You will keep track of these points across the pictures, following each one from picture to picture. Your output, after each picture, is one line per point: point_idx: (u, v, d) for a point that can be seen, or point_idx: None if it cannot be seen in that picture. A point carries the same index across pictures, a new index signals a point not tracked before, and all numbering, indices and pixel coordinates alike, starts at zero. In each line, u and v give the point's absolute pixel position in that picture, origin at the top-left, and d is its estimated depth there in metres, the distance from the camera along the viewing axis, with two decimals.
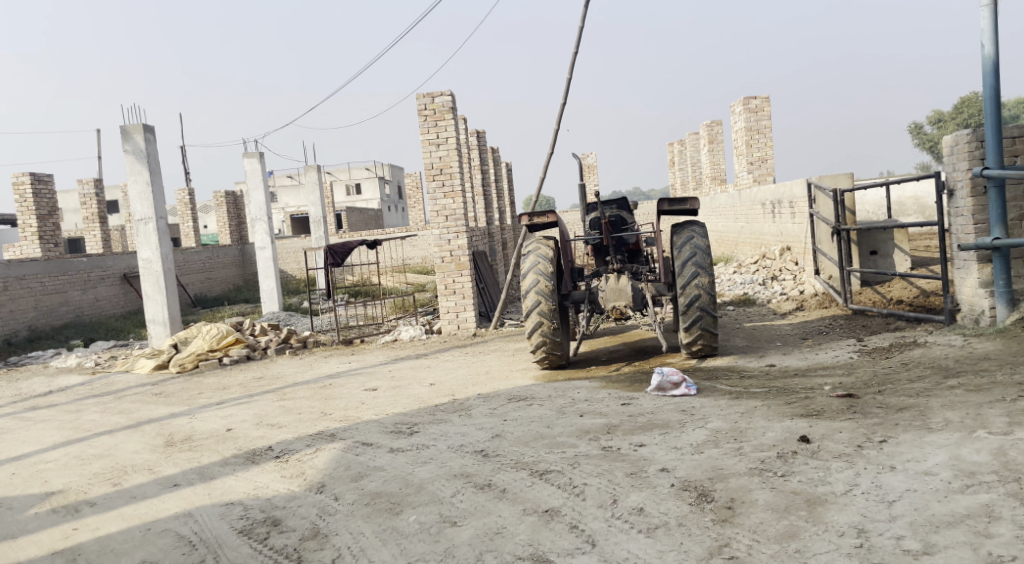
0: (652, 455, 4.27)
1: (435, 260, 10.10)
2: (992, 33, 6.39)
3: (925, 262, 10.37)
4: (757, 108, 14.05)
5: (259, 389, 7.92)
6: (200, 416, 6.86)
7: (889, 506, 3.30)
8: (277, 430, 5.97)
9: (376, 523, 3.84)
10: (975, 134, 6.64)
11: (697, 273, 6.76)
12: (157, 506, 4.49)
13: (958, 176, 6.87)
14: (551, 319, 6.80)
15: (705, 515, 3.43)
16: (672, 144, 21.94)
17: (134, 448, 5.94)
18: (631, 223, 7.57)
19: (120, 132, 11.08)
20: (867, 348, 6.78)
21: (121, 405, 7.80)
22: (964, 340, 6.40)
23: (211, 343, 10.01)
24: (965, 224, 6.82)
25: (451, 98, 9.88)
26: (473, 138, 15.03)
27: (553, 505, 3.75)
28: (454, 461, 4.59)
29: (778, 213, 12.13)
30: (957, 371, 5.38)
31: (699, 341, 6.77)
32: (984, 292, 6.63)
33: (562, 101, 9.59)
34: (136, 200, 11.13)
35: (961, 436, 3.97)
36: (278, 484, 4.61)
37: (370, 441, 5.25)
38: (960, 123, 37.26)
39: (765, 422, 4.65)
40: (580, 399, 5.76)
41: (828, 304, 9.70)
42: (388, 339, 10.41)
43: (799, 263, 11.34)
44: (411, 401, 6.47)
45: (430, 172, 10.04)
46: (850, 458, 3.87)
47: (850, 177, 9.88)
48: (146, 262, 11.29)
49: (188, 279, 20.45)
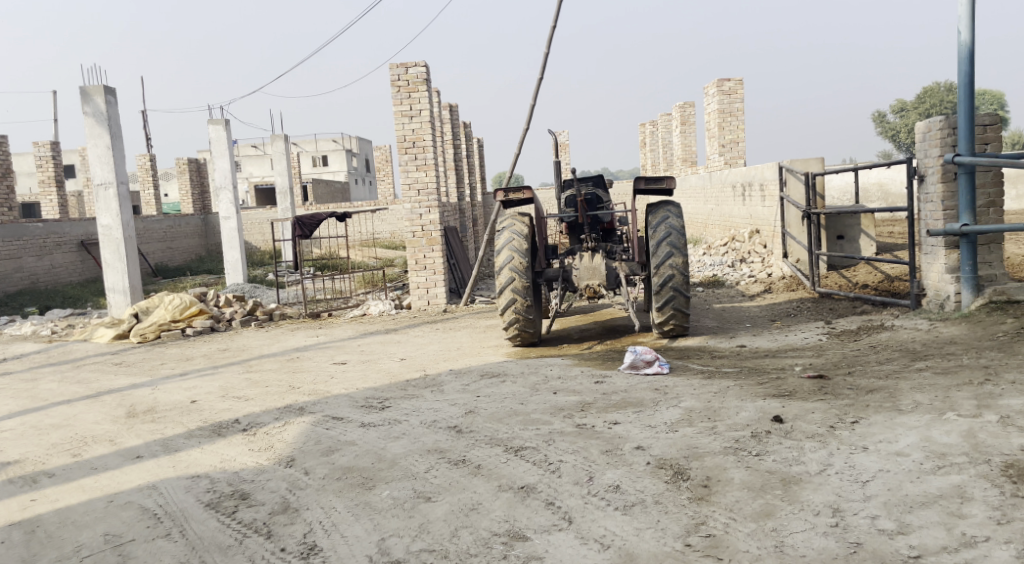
0: (627, 433, 4.26)
1: (406, 235, 9.98)
2: (969, 20, 6.44)
3: (890, 248, 10.54)
4: (731, 91, 14.08)
5: (224, 361, 7.77)
6: (164, 387, 6.70)
7: (863, 486, 3.33)
8: (243, 403, 5.85)
9: (348, 497, 3.77)
10: (947, 121, 6.72)
11: (671, 253, 6.75)
12: (119, 478, 4.36)
13: (930, 163, 6.96)
14: (524, 297, 6.75)
15: (682, 493, 3.43)
16: (644, 124, 21.95)
17: (94, 418, 5.77)
18: (606, 202, 7.55)
19: (79, 93, 10.71)
20: (836, 331, 6.85)
21: (80, 375, 7.59)
22: (930, 324, 6.51)
23: (173, 314, 9.80)
24: (934, 210, 6.92)
25: (426, 69, 9.70)
26: (446, 111, 14.83)
27: (528, 481, 3.72)
28: (427, 436, 4.53)
29: (748, 196, 12.21)
30: (924, 354, 5.46)
31: (671, 321, 6.78)
32: (950, 278, 6.73)
33: (538, 75, 9.48)
34: (96, 164, 10.78)
35: (931, 418, 4.02)
36: (246, 457, 4.51)
37: (339, 416, 5.17)
38: (923, 112, 37.93)
39: (739, 402, 4.67)
40: (553, 377, 5.74)
41: (795, 287, 9.82)
42: (356, 314, 10.30)
43: (767, 246, 11.44)
44: (381, 376, 6.39)
45: (402, 144, 9.87)
46: (823, 438, 3.90)
47: (821, 162, 9.95)
48: (106, 229, 10.97)
49: (149, 248, 19.99)
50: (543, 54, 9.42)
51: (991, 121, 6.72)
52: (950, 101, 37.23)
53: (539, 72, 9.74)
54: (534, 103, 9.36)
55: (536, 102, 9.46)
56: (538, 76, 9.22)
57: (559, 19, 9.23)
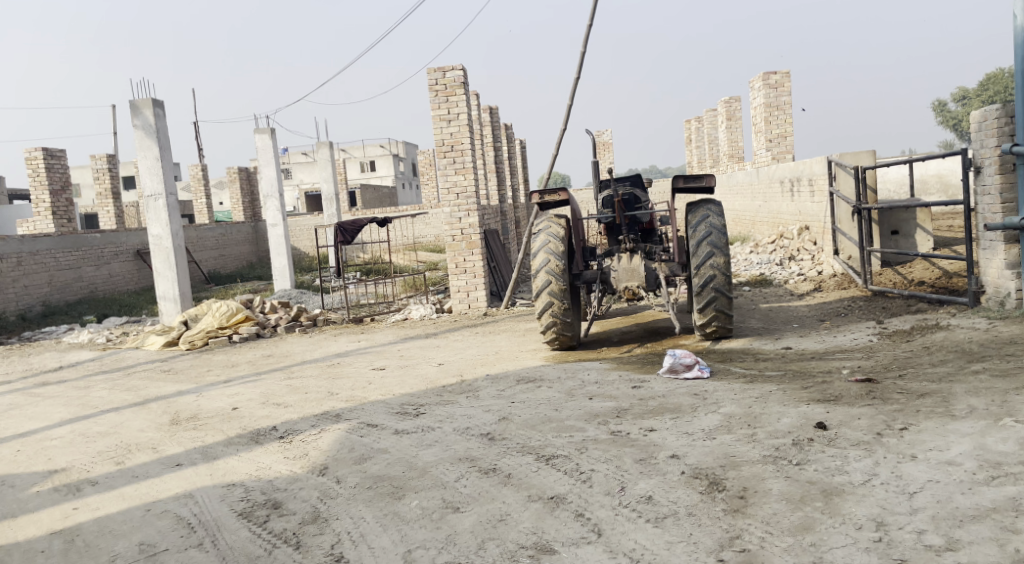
0: (663, 441, 4.14)
1: (446, 238, 9.97)
2: None
3: (947, 242, 10.12)
4: (777, 84, 13.74)
5: (267, 367, 7.86)
6: (207, 394, 6.80)
7: (910, 498, 3.15)
8: (282, 410, 5.89)
9: (377, 507, 3.74)
10: (1004, 109, 6.40)
11: (712, 253, 6.57)
12: (158, 487, 4.41)
13: (987, 154, 6.64)
14: (561, 300, 6.66)
15: (717, 505, 3.30)
16: (689, 121, 21.62)
17: (139, 426, 5.88)
18: (645, 201, 7.40)
19: (129, 107, 11.00)
20: (888, 331, 6.59)
21: (130, 382, 7.77)
22: (988, 323, 6.20)
23: (220, 321, 9.99)
24: (992, 203, 6.60)
25: (463, 73, 9.69)
26: (486, 114, 14.81)
27: (559, 492, 3.64)
28: (459, 444, 4.48)
29: (796, 192, 11.88)
30: (982, 356, 5.19)
31: (713, 322, 6.60)
32: (1011, 274, 6.41)
33: (575, 75, 9.36)
34: (146, 175, 11.06)
35: (986, 425, 3.80)
36: (280, 465, 4.52)
37: (374, 423, 5.16)
38: (985, 100, 36.49)
39: (781, 407, 4.50)
40: (590, 381, 5.63)
41: (847, 285, 9.49)
42: (398, 318, 10.34)
43: (817, 243, 11.11)
44: (419, 381, 6.37)
45: (441, 148, 9.88)
46: (869, 446, 3.72)
47: (872, 155, 9.60)
48: (157, 238, 11.25)
49: (202, 256, 20.47)
50: (580, 53, 9.31)
51: None
52: (1014, 88, 35.75)
53: (576, 71, 9.61)
54: (571, 103, 9.26)
55: (574, 102, 9.36)
56: (575, 76, 9.12)
57: (596, 17, 9.12)
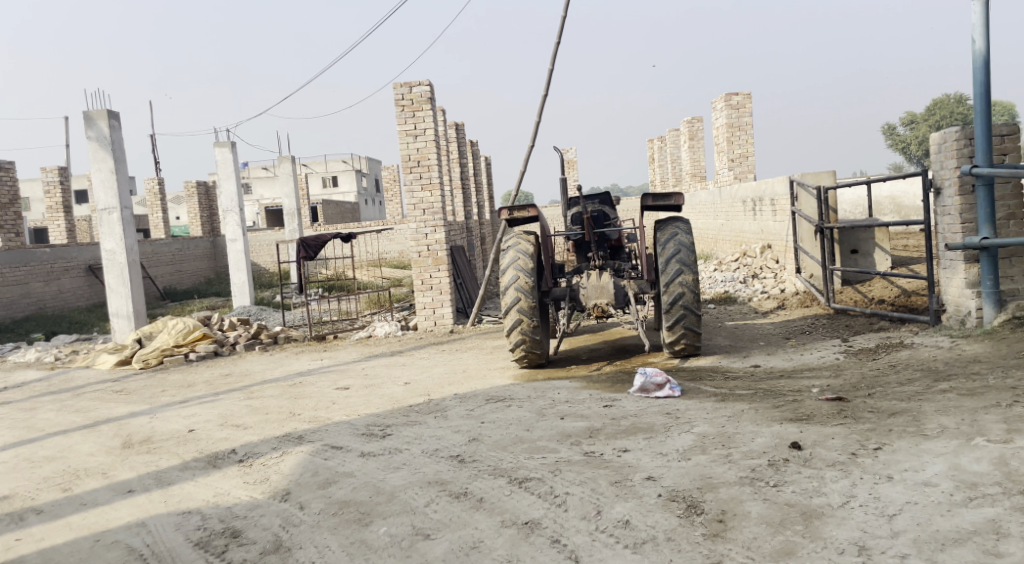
0: (637, 462, 4.06)
1: (411, 255, 9.83)
2: (983, 28, 6.26)
3: (905, 261, 10.30)
4: (739, 105, 13.91)
5: (225, 387, 7.60)
6: (162, 415, 6.54)
7: (890, 521, 3.12)
8: (241, 432, 5.68)
9: (344, 535, 3.59)
10: (963, 132, 6.51)
11: (681, 271, 6.56)
12: (109, 515, 4.19)
13: (946, 175, 6.75)
14: (530, 317, 6.57)
15: (696, 529, 3.23)
16: (652, 140, 21.83)
17: (89, 450, 5.62)
18: (614, 219, 7.40)
19: (83, 118, 10.68)
20: (854, 349, 6.63)
21: (79, 403, 7.45)
22: (951, 341, 6.27)
23: (176, 339, 9.67)
24: (952, 223, 6.70)
25: (430, 88, 9.61)
26: (452, 130, 14.73)
27: (533, 516, 3.53)
28: (428, 467, 4.34)
29: (759, 211, 12.01)
30: (948, 374, 5.22)
31: (682, 340, 6.57)
32: (971, 293, 6.50)
33: (543, 92, 9.35)
34: (100, 188, 10.73)
35: (959, 444, 3.80)
36: (240, 490, 4.33)
37: (339, 445, 4.99)
38: (933, 124, 37.63)
39: (754, 427, 4.46)
40: (561, 401, 5.54)
41: (810, 303, 9.59)
42: (362, 336, 10.15)
43: (780, 261, 11.22)
44: (384, 401, 6.20)
45: (407, 164, 9.76)
46: (845, 466, 3.69)
47: (833, 175, 9.74)
48: (110, 253, 10.90)
49: (157, 272, 19.95)
50: (547, 70, 9.29)
51: (1010, 131, 6.49)
52: (960, 112, 36.96)
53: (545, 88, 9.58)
54: (539, 120, 9.24)
55: (542, 119, 9.34)
56: (542, 93, 9.11)
57: (564, 34, 9.13)
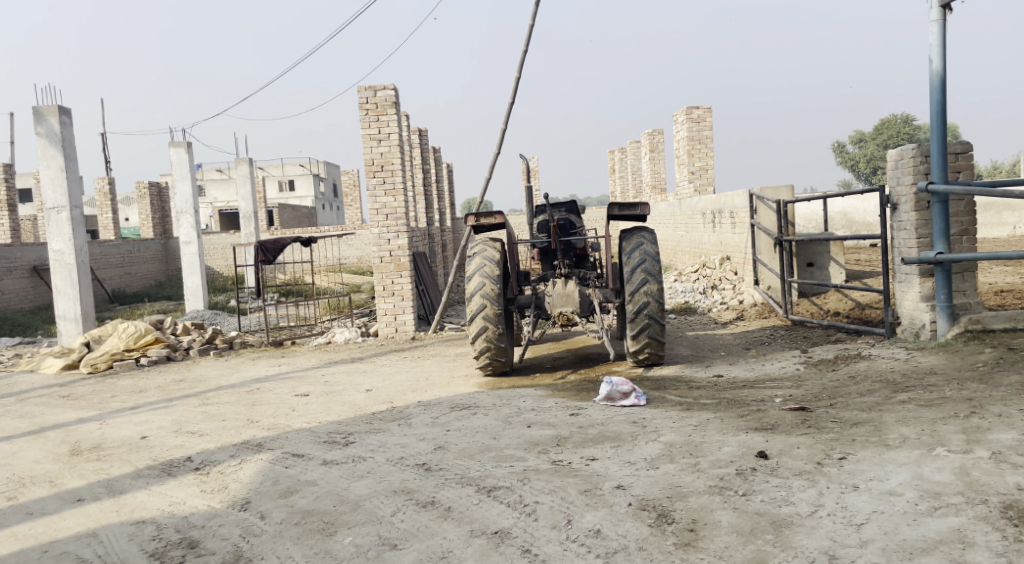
0: (606, 471, 4.04)
1: (373, 260, 9.71)
2: (940, 48, 6.43)
3: (859, 275, 10.54)
4: (700, 118, 14.10)
5: (179, 393, 7.39)
6: (112, 421, 6.32)
7: (859, 530, 3.14)
8: (197, 439, 5.51)
9: (307, 545, 3.49)
10: (920, 149, 6.68)
11: (646, 280, 6.59)
12: (56, 525, 4.00)
13: (903, 191, 6.91)
14: (496, 324, 6.53)
15: (668, 539, 3.22)
16: (613, 151, 22.02)
17: (35, 457, 5.38)
18: (579, 227, 7.44)
19: (32, 113, 10.33)
20: (813, 360, 6.73)
21: (23, 408, 7.16)
22: (907, 353, 6.41)
23: (126, 343, 9.36)
24: (908, 238, 6.86)
25: (395, 92, 9.54)
26: (415, 135, 14.63)
27: (503, 526, 3.48)
28: (394, 475, 4.26)
29: (718, 223, 12.18)
30: (906, 385, 5.33)
31: (646, 349, 6.59)
32: (926, 306, 6.65)
33: (508, 100, 9.35)
34: (49, 186, 10.38)
35: (921, 454, 3.87)
36: (197, 499, 4.18)
37: (300, 452, 4.87)
38: (881, 143, 38.79)
39: (720, 436, 4.48)
40: (526, 409, 5.50)
41: (768, 314, 9.73)
42: (321, 342, 9.99)
43: (738, 273, 11.38)
44: (346, 408, 6.08)
45: (370, 168, 9.66)
46: (811, 476, 3.71)
47: (791, 189, 9.92)
48: (58, 253, 10.52)
49: (105, 274, 19.37)
50: (513, 78, 9.29)
51: (963, 149, 6.68)
52: (907, 132, 38.16)
53: (511, 96, 9.57)
54: (504, 127, 9.23)
55: (507, 127, 9.33)
56: (508, 100, 9.11)
57: (530, 43, 9.14)
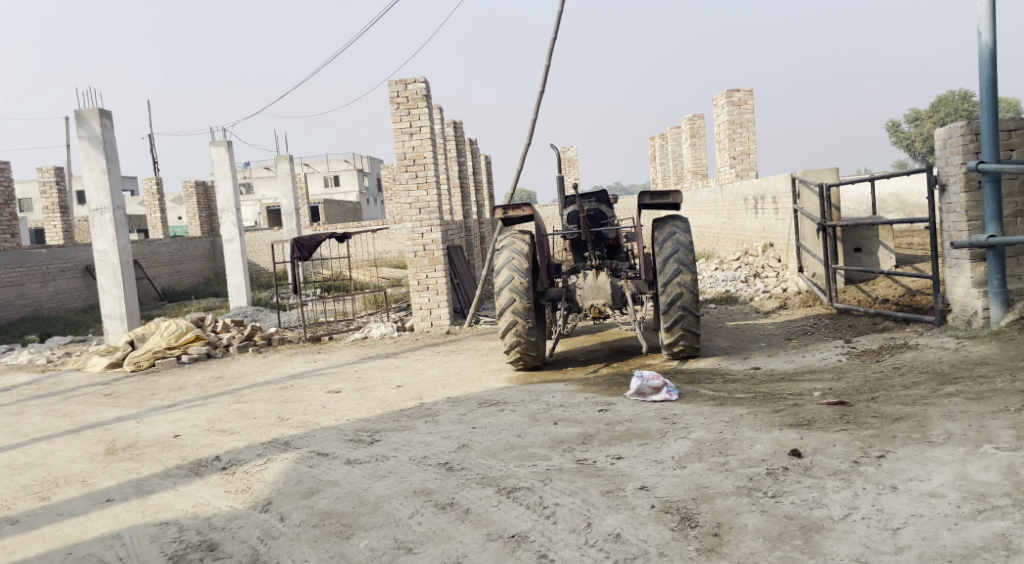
0: (631, 470, 3.92)
1: (407, 255, 9.69)
2: (990, 20, 6.08)
3: (909, 260, 10.12)
4: (741, 101, 13.73)
5: (216, 390, 7.48)
6: (149, 420, 6.41)
7: (894, 535, 2.96)
8: (227, 437, 5.54)
9: (323, 549, 3.44)
10: (970, 126, 6.32)
11: (679, 271, 6.42)
12: (84, 526, 4.04)
13: (951, 171, 6.56)
14: (525, 318, 6.44)
15: (690, 544, 3.08)
16: (654, 138, 21.67)
17: (71, 456, 5.48)
18: (610, 217, 7.30)
19: (74, 117, 10.55)
20: (857, 350, 6.45)
21: (67, 407, 7.33)
22: (958, 342, 6.10)
23: (168, 340, 9.53)
24: (958, 221, 6.51)
25: (425, 85, 9.47)
26: (450, 128, 14.57)
27: (520, 529, 3.39)
28: (415, 475, 4.20)
29: (760, 209, 11.84)
30: (954, 377, 5.06)
31: (680, 341, 6.43)
32: (978, 292, 6.32)
33: (539, 88, 9.20)
34: (92, 188, 10.61)
35: (966, 452, 3.64)
36: (220, 500, 4.18)
37: (325, 451, 4.85)
38: (937, 121, 37.42)
39: (753, 433, 4.30)
40: (555, 405, 5.39)
41: (812, 302, 9.42)
42: (358, 337, 10.02)
43: (782, 260, 11.04)
44: (375, 405, 6.05)
45: (403, 163, 9.64)
46: (847, 476, 3.53)
47: (835, 172, 9.58)
48: (102, 254, 10.76)
49: (154, 272, 19.82)
50: (544, 66, 9.12)
51: (1016, 126, 6.31)
52: (964, 110, 36.72)
53: (542, 85, 9.39)
54: (536, 116, 9.11)
55: (539, 117, 9.19)
56: (539, 89, 8.97)
57: (560, 30, 8.97)
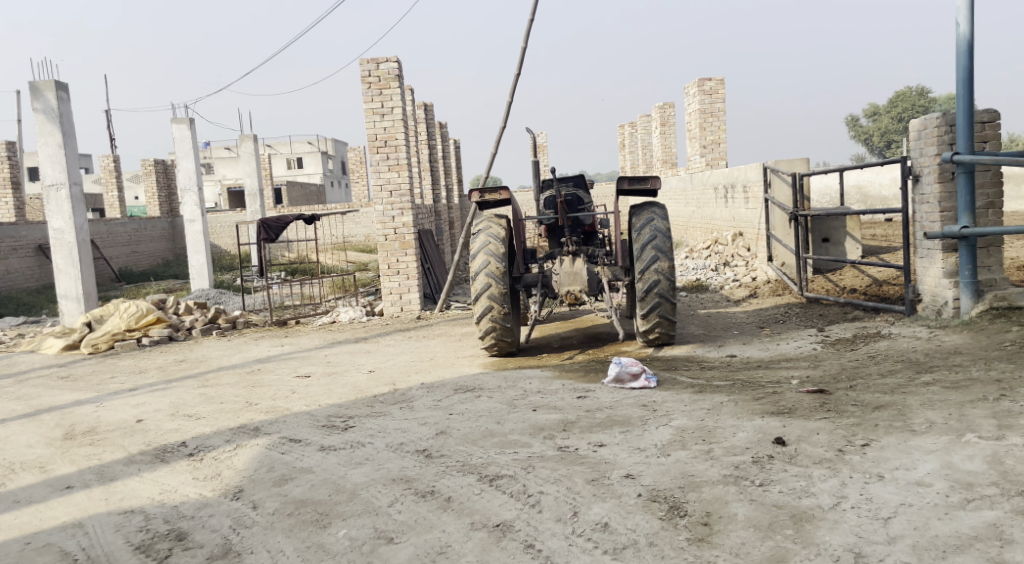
0: (614, 458, 3.85)
1: (378, 238, 9.51)
2: (968, 11, 6.11)
3: (876, 251, 10.24)
4: (712, 90, 13.75)
5: (179, 374, 7.24)
6: (109, 403, 6.17)
7: (886, 524, 2.93)
8: (194, 423, 5.34)
9: (299, 538, 3.31)
10: (945, 117, 6.35)
11: (657, 258, 6.36)
12: (43, 514, 3.85)
13: (926, 162, 6.61)
14: (501, 304, 6.35)
15: (680, 533, 3.02)
16: (623, 126, 21.70)
17: (27, 441, 5.24)
18: (588, 203, 7.24)
19: (28, 89, 10.12)
20: (830, 339, 6.47)
21: (21, 389, 7.03)
22: (930, 332, 6.16)
23: (128, 323, 9.24)
24: (931, 212, 6.57)
25: (398, 65, 9.27)
26: (420, 110, 14.34)
27: (505, 518, 3.30)
28: (393, 462, 4.08)
29: (730, 198, 11.88)
30: (930, 366, 5.10)
31: (656, 328, 6.39)
32: (949, 283, 6.38)
33: (514, 71, 9.06)
34: (47, 163, 10.21)
35: (949, 441, 3.64)
36: (188, 487, 4.01)
37: (298, 437, 4.70)
38: (895, 116, 38.14)
39: (735, 420, 4.27)
40: (533, 391, 5.31)
41: (782, 291, 9.48)
42: (325, 321, 9.83)
43: (751, 249, 11.09)
44: (347, 391, 5.90)
45: (374, 144, 9.42)
46: (833, 464, 3.50)
47: (806, 162, 9.63)
48: (57, 232, 10.37)
49: (112, 252, 19.27)
50: (519, 49, 8.97)
51: (990, 119, 6.37)
52: (922, 105, 37.44)
53: (518, 67, 9.23)
54: (511, 99, 8.98)
55: (514, 99, 9.05)
56: (514, 71, 8.84)
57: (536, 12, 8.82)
